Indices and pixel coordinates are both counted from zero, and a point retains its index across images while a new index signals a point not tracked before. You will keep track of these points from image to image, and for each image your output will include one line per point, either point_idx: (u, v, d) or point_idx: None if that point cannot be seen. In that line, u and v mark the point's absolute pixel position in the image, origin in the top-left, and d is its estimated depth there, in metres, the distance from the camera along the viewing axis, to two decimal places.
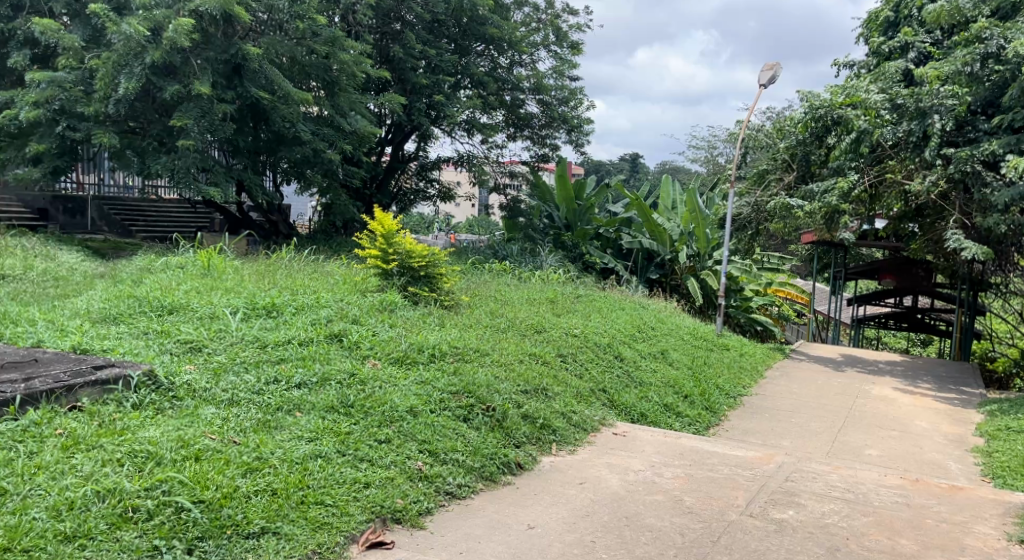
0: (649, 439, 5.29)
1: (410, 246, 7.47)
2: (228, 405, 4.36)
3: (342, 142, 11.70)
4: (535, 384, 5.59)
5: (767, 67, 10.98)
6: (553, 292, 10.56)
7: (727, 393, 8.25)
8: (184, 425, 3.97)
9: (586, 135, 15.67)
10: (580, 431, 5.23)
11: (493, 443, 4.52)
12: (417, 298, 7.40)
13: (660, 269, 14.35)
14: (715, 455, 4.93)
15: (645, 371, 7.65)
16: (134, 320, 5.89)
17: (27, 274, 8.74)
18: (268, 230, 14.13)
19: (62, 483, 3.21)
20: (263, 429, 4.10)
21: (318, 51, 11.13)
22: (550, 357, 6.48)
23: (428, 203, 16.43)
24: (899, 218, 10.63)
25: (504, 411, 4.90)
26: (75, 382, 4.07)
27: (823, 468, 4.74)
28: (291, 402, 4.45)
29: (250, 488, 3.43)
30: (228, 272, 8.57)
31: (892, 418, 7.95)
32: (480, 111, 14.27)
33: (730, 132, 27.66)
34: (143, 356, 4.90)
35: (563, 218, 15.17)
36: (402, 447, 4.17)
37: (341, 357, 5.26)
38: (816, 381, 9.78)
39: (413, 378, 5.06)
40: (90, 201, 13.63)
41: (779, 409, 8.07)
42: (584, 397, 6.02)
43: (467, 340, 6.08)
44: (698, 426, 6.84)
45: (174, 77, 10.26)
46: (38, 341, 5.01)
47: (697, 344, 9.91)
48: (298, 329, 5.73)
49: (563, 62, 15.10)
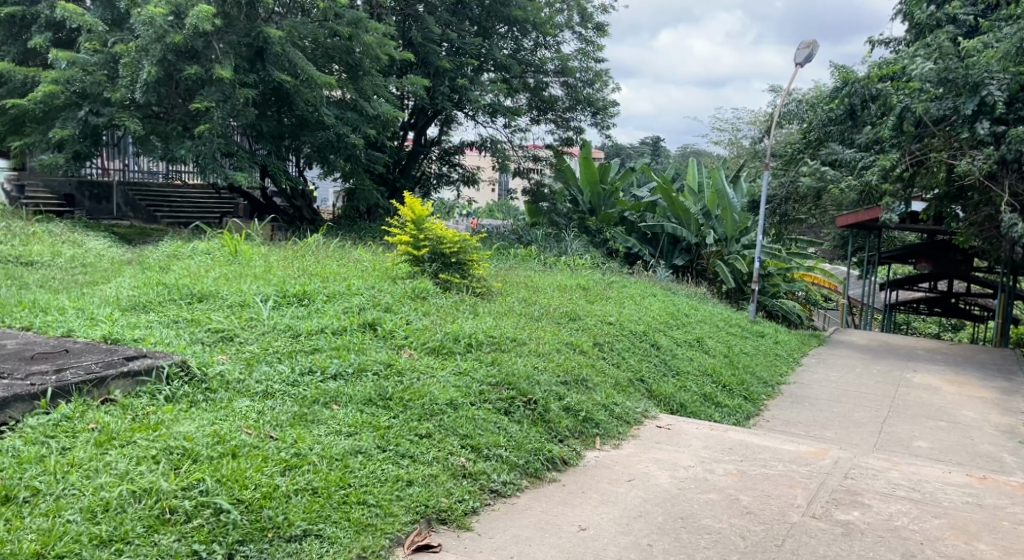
0: (695, 432, 5.08)
1: (440, 232, 7.30)
2: (263, 397, 4.23)
3: (367, 126, 11.53)
4: (574, 375, 5.41)
5: (804, 44, 10.67)
6: (584, 278, 10.36)
7: (765, 381, 8.05)
8: (219, 419, 3.84)
9: (611, 117, 15.39)
10: (622, 424, 5.06)
11: (536, 438, 4.36)
12: (449, 285, 7.23)
13: (686, 254, 14.04)
14: (766, 450, 4.72)
15: (682, 359, 7.45)
16: (164, 308, 5.78)
17: (55, 261, 8.66)
18: (292, 215, 14.02)
19: (98, 482, 3.07)
20: (300, 423, 3.96)
21: (341, 33, 10.98)
22: (587, 346, 6.29)
23: (452, 188, 16.25)
24: (940, 200, 10.32)
25: (545, 404, 4.73)
26: (108, 374, 3.94)
27: (882, 464, 4.53)
28: (328, 395, 4.31)
29: (291, 487, 3.29)
30: (256, 258, 8.45)
31: (939, 407, 7.71)
32: (504, 94, 14.06)
33: (755, 113, 27.19)
34: (174, 346, 4.78)
35: (588, 202, 14.94)
36: (444, 442, 4.01)
37: (375, 347, 5.11)
38: (854, 369, 9.52)
39: (451, 368, 4.91)
40: (115, 187, 13.65)
41: (821, 399, 7.85)
42: (623, 388, 5.83)
43: (503, 329, 5.90)
44: (739, 416, 6.64)
45: (197, 61, 10.11)
46: (68, 330, 4.88)
47: (732, 332, 9.69)
48: (331, 318, 5.59)
49: (588, 43, 14.82)
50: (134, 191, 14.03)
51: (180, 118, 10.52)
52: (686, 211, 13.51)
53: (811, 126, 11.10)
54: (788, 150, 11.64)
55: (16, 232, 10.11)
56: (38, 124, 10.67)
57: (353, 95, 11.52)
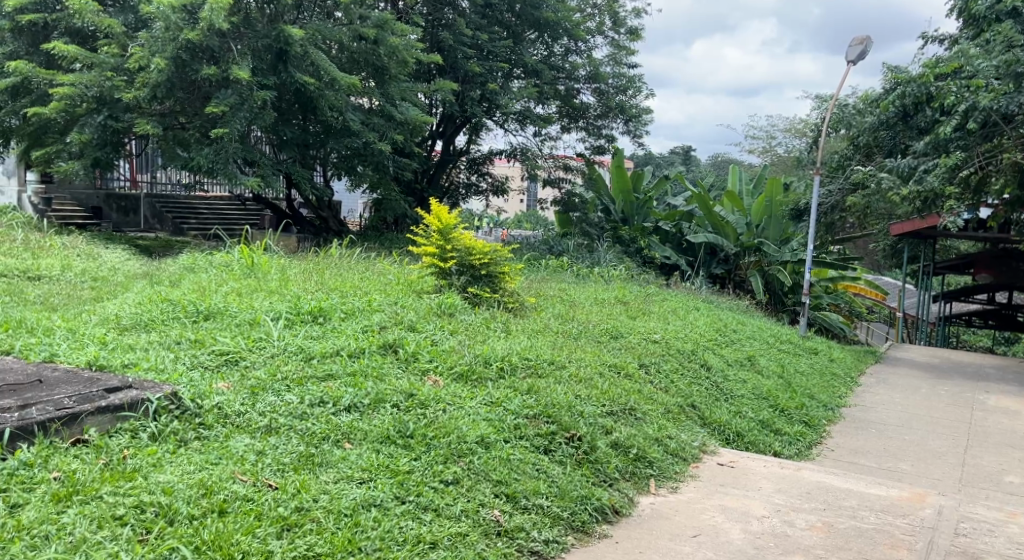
0: (764, 472, 4.40)
1: (469, 242, 6.69)
2: (265, 435, 3.64)
3: (393, 132, 10.98)
4: (620, 404, 4.76)
5: (856, 41, 9.96)
6: (621, 290, 9.68)
7: (826, 404, 7.32)
8: (209, 465, 3.27)
9: (645, 125, 14.74)
10: (679, 462, 4.40)
11: (581, 483, 3.71)
12: (478, 301, 6.62)
13: (725, 265, 13.39)
14: (852, 495, 4.01)
15: (735, 382, 6.73)
16: (166, 327, 5.24)
17: (64, 275, 8.21)
18: (319, 227, 13.48)
19: (47, 553, 2.55)
20: (305, 467, 3.38)
21: (366, 36, 10.45)
22: (632, 369, 5.64)
23: (481, 198, 15.64)
24: (1012, 204, 9.36)
25: (591, 441, 4.08)
26: (80, 411, 3.37)
27: (994, 514, 3.83)
28: (340, 431, 3.71)
29: (287, 555, 2.76)
30: (274, 271, 7.88)
31: (1021, 435, 6.92)
32: (535, 100, 13.48)
33: (793, 121, 26.23)
34: (168, 373, 4.20)
35: (621, 211, 14.25)
36: (474, 492, 3.40)
37: (396, 374, 4.50)
38: (919, 390, 8.73)
39: (481, 398, 4.27)
40: (142, 198, 13.36)
41: (888, 424, 7.10)
42: (675, 417, 5.18)
43: (539, 350, 5.28)
44: (802, 446, 5.90)
45: (215, 64, 9.67)
46: (52, 354, 4.34)
47: (784, 349, 8.96)
48: (347, 338, 5.00)
49: (620, 48, 14.17)
50: (162, 202, 13.72)
51: (199, 125, 10.06)
52: (724, 221, 12.81)
53: (858, 129, 10.38)
54: (834, 156, 10.83)
55: (31, 245, 9.70)
56: (57, 132, 10.31)
57: (379, 101, 10.98)
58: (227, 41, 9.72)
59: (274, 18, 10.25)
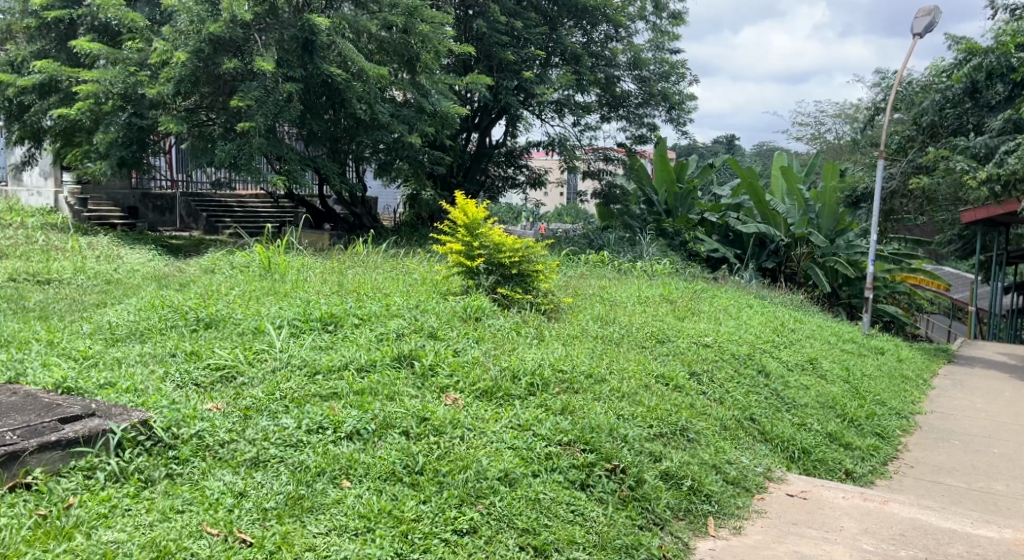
0: (846, 505, 3.70)
1: (499, 238, 6.06)
2: (250, 470, 3.05)
3: (423, 123, 10.39)
4: (670, 425, 4.09)
5: (922, 12, 9.14)
6: (665, 287, 8.96)
7: (900, 411, 6.56)
8: (171, 515, 2.73)
9: (688, 113, 13.95)
10: (743, 493, 3.74)
11: (625, 526, 3.09)
12: (509, 303, 6.01)
13: (774, 256, 12.48)
14: (958, 539, 3.34)
15: (798, 389, 6.00)
16: (161, 337, 4.71)
17: (76, 278, 7.77)
18: (352, 223, 12.81)
19: None
20: (292, 515, 2.80)
21: (395, 25, 9.83)
22: (683, 380, 4.96)
23: (517, 191, 14.94)
24: None
25: (637, 473, 3.43)
26: (22, 449, 2.84)
27: None
28: (338, 464, 3.10)
29: None
30: (292, 271, 7.32)
31: None
32: (573, 89, 12.78)
33: (843, 107, 25.08)
34: (148, 394, 3.64)
35: (664, 203, 13.35)
36: (495, 545, 2.83)
37: (411, 392, 3.90)
38: (1000, 393, 7.91)
39: (507, 421, 3.63)
40: (178, 197, 13.11)
41: (972, 434, 6.34)
42: (732, 435, 4.50)
43: (576, 360, 4.63)
44: (880, 465, 5.16)
45: (238, 56, 9.15)
46: (20, 374, 3.81)
47: (848, 349, 8.17)
48: (359, 349, 4.40)
49: (662, 33, 13.39)
50: (199, 201, 13.44)
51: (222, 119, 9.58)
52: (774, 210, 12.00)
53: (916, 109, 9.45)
54: (896, 137, 9.83)
55: (49, 246, 9.30)
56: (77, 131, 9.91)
57: (409, 92, 10.39)
58: (251, 32, 9.19)
59: (300, 8, 9.62)
